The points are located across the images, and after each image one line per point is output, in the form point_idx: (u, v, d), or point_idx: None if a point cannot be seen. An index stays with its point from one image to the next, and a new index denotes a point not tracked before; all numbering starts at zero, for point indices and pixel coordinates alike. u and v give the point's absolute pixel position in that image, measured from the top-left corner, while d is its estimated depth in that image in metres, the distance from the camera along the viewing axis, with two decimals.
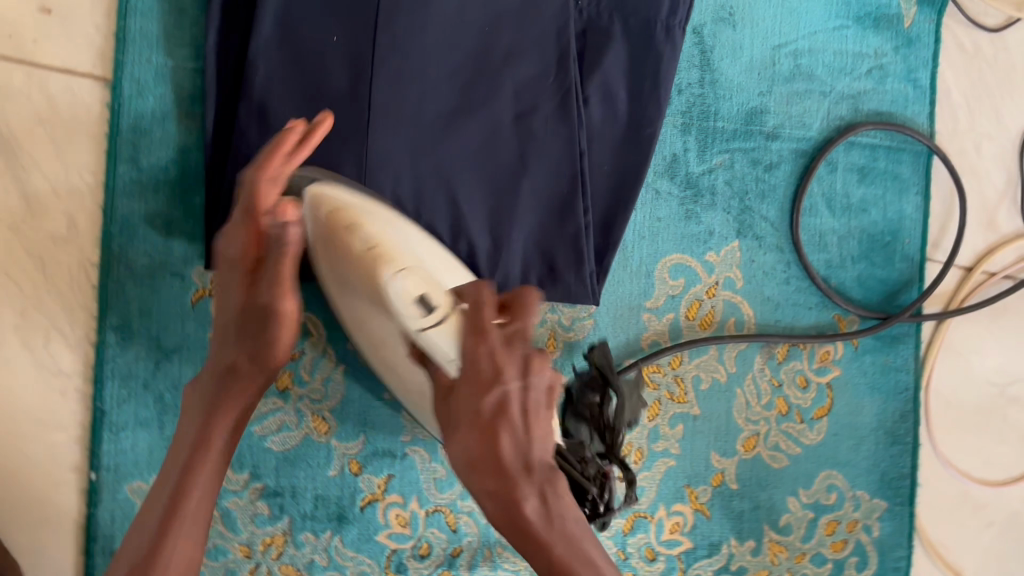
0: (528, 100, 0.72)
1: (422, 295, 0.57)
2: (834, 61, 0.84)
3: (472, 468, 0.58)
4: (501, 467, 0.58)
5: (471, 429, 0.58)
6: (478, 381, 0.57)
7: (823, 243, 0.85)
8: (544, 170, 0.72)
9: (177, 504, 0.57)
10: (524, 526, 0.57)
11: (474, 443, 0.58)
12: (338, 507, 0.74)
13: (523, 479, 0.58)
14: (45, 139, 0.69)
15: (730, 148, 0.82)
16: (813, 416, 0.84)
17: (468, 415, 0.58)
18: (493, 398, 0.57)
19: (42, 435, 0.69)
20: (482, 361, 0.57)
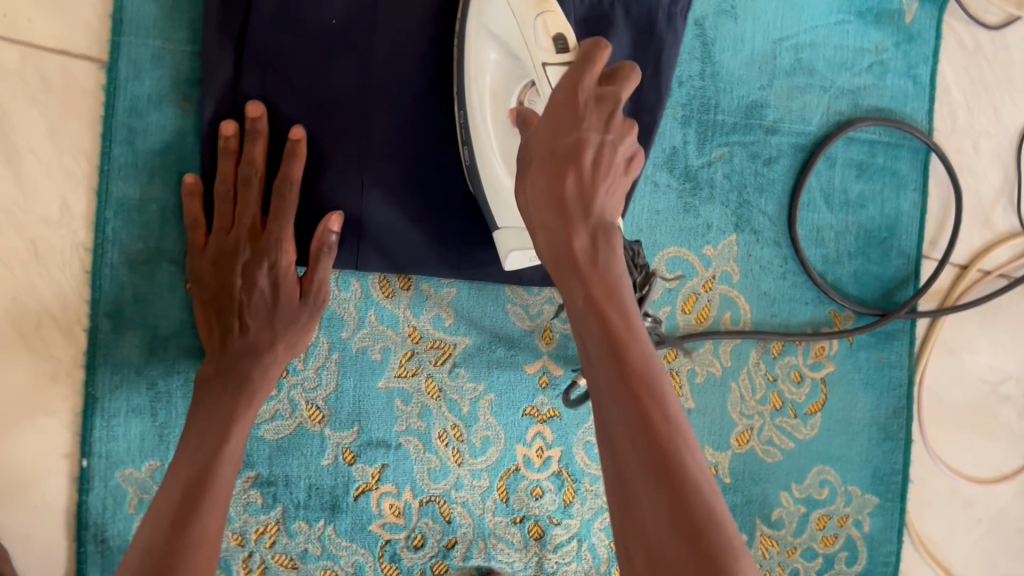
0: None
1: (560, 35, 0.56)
2: (835, 56, 0.84)
3: (535, 206, 0.53)
4: (561, 202, 0.52)
5: (545, 172, 0.53)
6: (560, 125, 0.52)
7: (821, 238, 0.85)
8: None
9: (203, 482, 0.58)
10: (574, 267, 0.51)
11: (546, 177, 0.53)
12: (332, 496, 0.74)
13: (581, 218, 0.52)
14: (39, 120, 0.68)
15: (730, 141, 0.82)
16: (807, 411, 0.84)
17: (547, 153, 0.53)
18: (570, 139, 0.52)
19: (34, 421, 0.68)
20: (573, 102, 0.52)
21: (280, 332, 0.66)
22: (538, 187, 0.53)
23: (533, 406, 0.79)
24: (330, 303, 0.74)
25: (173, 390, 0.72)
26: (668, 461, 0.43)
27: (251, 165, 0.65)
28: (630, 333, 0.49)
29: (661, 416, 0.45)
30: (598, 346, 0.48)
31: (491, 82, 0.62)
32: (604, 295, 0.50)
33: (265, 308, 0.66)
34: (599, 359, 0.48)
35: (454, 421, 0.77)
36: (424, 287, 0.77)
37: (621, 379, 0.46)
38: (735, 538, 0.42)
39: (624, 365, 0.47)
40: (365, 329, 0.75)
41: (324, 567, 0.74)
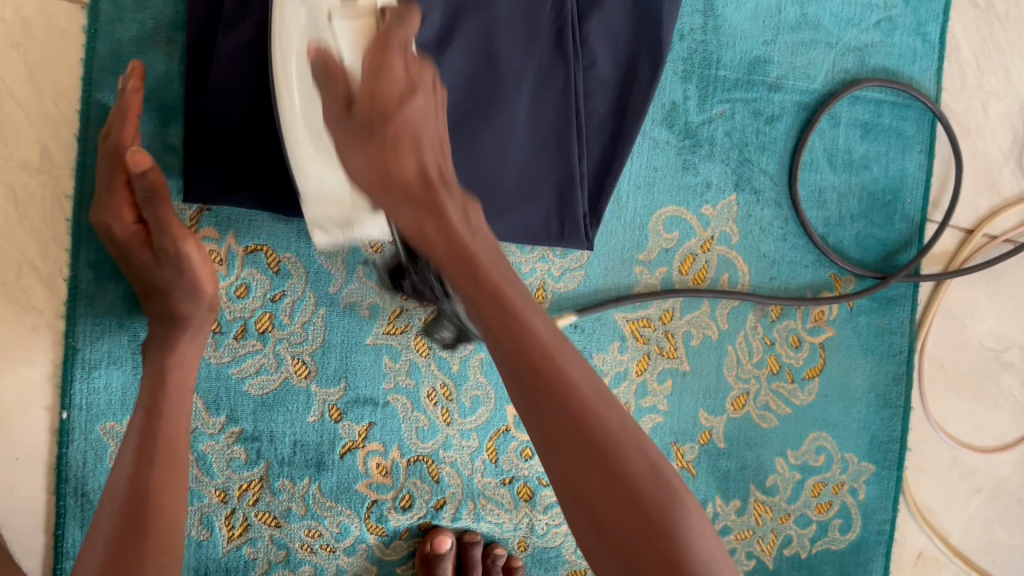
0: (517, 40, 0.71)
1: None
2: (842, 12, 0.81)
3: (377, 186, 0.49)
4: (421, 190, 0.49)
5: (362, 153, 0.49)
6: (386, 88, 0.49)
7: (822, 200, 0.82)
8: (533, 106, 0.72)
9: (149, 444, 0.52)
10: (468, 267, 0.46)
11: (374, 160, 0.49)
12: (317, 453, 0.73)
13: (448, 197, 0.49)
14: (18, 64, 0.66)
15: (732, 98, 0.79)
16: (804, 376, 0.83)
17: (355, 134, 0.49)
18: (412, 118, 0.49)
19: (12, 371, 0.67)
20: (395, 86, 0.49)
21: (163, 288, 0.60)
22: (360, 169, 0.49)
23: None
24: (318, 257, 0.73)
25: None
26: (613, 468, 0.39)
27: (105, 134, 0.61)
28: (532, 312, 0.44)
29: (593, 409, 0.40)
30: (502, 344, 0.43)
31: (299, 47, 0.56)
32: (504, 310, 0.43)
33: (141, 270, 0.60)
34: (503, 364, 0.42)
35: (443, 379, 0.76)
36: None
37: (538, 389, 0.41)
38: (700, 533, 0.39)
39: (536, 366, 0.41)
40: (353, 284, 0.74)
41: (308, 527, 0.73)
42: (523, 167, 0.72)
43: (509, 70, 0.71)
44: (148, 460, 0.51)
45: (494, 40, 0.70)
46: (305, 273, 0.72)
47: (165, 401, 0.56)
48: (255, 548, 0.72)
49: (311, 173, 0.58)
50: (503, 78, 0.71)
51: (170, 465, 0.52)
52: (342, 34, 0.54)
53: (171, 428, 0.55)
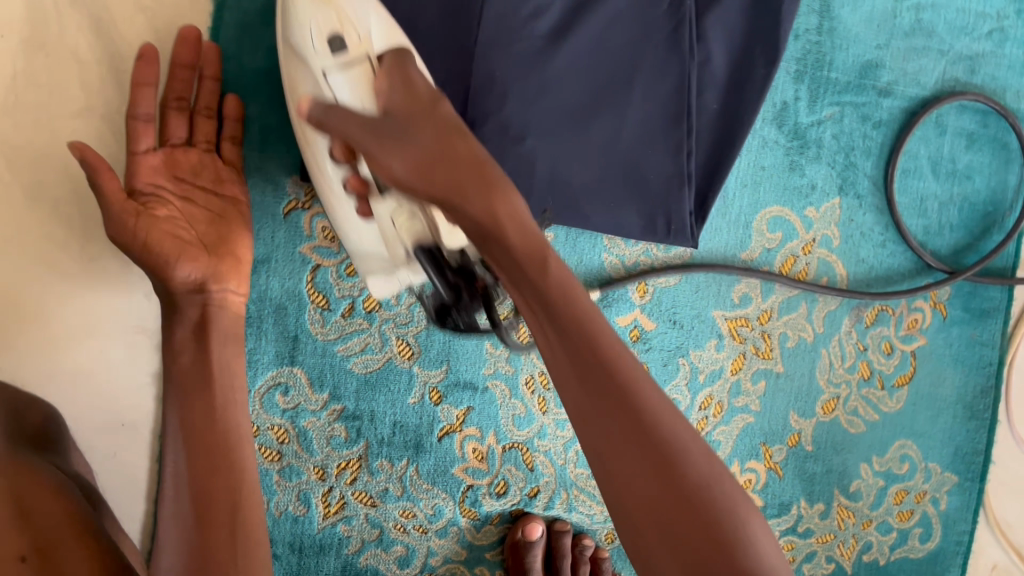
0: (632, 32, 0.71)
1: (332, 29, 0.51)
2: (956, 19, 0.81)
3: (429, 184, 0.46)
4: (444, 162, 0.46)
5: (401, 155, 0.47)
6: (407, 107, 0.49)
7: (923, 208, 0.82)
8: (645, 98, 0.72)
9: (198, 467, 0.52)
10: (535, 284, 0.43)
11: (412, 152, 0.47)
12: (416, 435, 0.73)
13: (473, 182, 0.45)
14: (144, 28, 0.65)
15: (841, 101, 0.79)
16: (894, 383, 0.83)
17: (396, 136, 0.47)
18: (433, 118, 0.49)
19: (123, 337, 0.68)
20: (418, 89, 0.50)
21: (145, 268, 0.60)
22: (415, 179, 0.46)
23: None
24: None
25: (264, 316, 0.69)
26: (688, 492, 0.38)
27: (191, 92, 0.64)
28: (601, 325, 0.42)
29: (668, 429, 0.39)
30: (570, 349, 0.41)
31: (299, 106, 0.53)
32: (581, 332, 0.41)
33: None
34: (571, 380, 0.41)
35: (541, 367, 0.75)
36: None
37: (609, 410, 0.39)
38: (751, 523, 0.38)
39: (606, 368, 0.40)
40: None
41: (403, 508, 0.73)
42: (628, 162, 0.72)
43: (621, 66, 0.71)
44: (198, 488, 0.51)
45: (608, 34, 0.70)
46: None
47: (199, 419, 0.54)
48: (350, 526, 0.72)
49: (361, 234, 0.55)
50: (619, 71, 0.71)
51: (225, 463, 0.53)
52: (345, 88, 0.51)
53: (212, 446, 0.53)
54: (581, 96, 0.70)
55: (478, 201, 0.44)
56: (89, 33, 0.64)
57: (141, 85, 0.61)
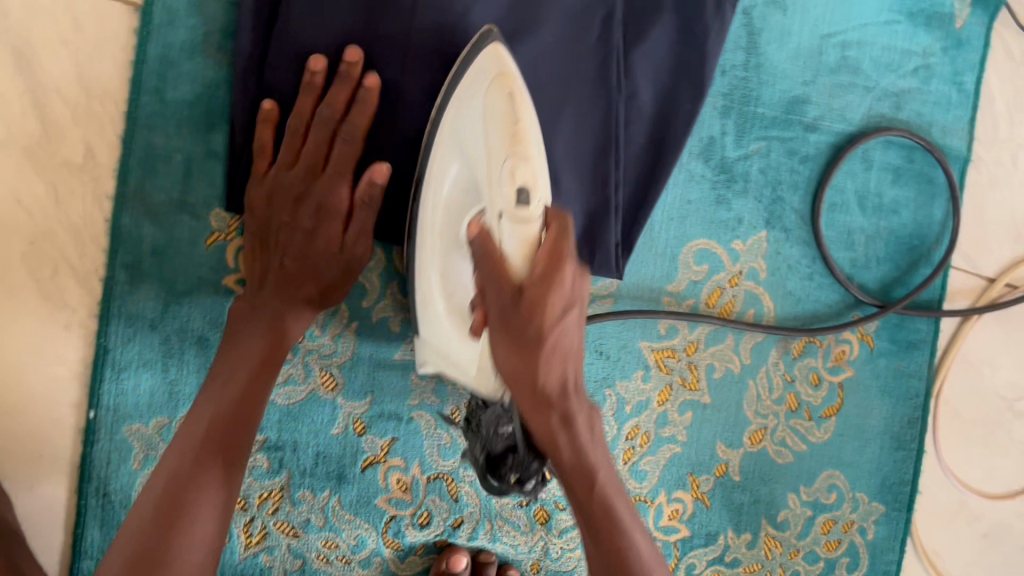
0: (567, 50, 0.69)
1: (523, 187, 0.46)
2: (882, 57, 0.82)
3: (514, 384, 0.48)
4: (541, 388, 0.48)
5: (508, 350, 0.48)
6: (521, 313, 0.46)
7: (850, 241, 0.83)
8: (578, 115, 0.70)
9: (209, 450, 0.55)
10: (582, 502, 0.52)
11: (524, 361, 0.47)
12: (339, 465, 0.73)
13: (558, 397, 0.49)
14: (68, 62, 0.66)
15: (768, 135, 0.80)
16: (821, 415, 0.84)
17: (517, 339, 0.47)
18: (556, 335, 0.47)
19: (41, 367, 0.67)
20: (554, 302, 0.46)
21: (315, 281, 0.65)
22: (510, 369, 0.48)
23: None
24: None
25: (185, 347, 0.70)
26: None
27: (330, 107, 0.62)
28: (614, 538, 0.52)
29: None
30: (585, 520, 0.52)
31: (453, 198, 0.55)
32: (601, 514, 0.52)
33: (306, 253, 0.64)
34: (595, 558, 0.52)
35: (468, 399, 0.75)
36: None
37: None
38: None
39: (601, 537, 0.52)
40: (386, 300, 0.73)
41: (325, 538, 0.73)
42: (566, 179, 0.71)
43: (548, 96, 0.69)
44: (191, 470, 0.53)
45: (540, 51, 0.68)
46: None
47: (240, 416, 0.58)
48: (272, 557, 0.72)
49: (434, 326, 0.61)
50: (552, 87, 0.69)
51: (249, 432, 0.58)
52: (506, 239, 0.46)
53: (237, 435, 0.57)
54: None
55: (541, 421, 0.49)
56: (11, 67, 0.65)
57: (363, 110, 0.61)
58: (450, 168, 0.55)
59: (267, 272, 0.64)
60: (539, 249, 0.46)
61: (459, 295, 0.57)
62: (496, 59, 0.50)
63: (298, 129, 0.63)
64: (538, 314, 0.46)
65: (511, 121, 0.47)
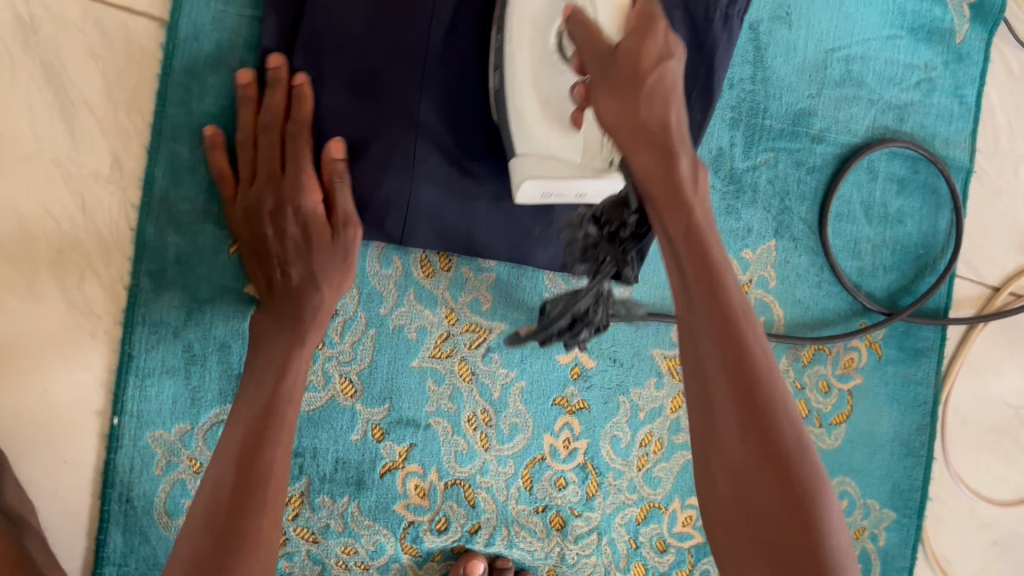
0: None
1: None
2: (885, 71, 0.84)
3: (621, 134, 0.46)
4: (638, 123, 0.45)
5: (609, 97, 0.46)
6: (613, 64, 0.46)
7: (857, 250, 0.85)
8: None
9: (251, 461, 0.55)
10: (676, 240, 0.45)
11: (625, 105, 0.45)
12: (358, 471, 0.74)
13: (660, 134, 0.46)
14: (96, 75, 0.68)
15: (775, 147, 0.82)
16: (831, 421, 0.84)
17: (613, 81, 0.46)
18: (656, 79, 0.45)
19: (68, 375, 0.68)
20: (651, 46, 0.46)
21: (318, 272, 0.65)
22: (614, 120, 0.46)
23: (563, 397, 0.78)
24: (371, 278, 0.74)
25: (208, 355, 0.71)
26: (774, 451, 0.41)
27: (271, 111, 0.64)
28: (723, 281, 0.44)
29: (762, 363, 0.42)
30: (682, 265, 0.45)
31: (534, 12, 0.58)
32: (698, 260, 0.45)
33: (299, 251, 0.65)
34: (694, 332, 0.44)
35: (484, 405, 0.77)
36: (464, 270, 0.76)
37: (720, 358, 0.43)
38: (789, 411, 0.42)
39: (703, 275, 0.44)
40: (403, 307, 0.75)
41: (344, 544, 0.73)
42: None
43: None
44: (230, 481, 0.53)
45: None
46: (358, 294, 0.73)
47: (279, 422, 0.58)
48: (291, 563, 0.72)
49: (532, 132, 0.59)
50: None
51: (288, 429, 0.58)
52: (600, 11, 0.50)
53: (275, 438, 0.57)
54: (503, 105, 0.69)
55: (645, 157, 0.46)
56: (40, 79, 0.67)
57: (300, 99, 0.64)
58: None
59: (272, 283, 0.66)
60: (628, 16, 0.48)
61: (555, 102, 0.58)
62: None
63: (248, 140, 0.66)
64: (634, 59, 0.45)
65: None
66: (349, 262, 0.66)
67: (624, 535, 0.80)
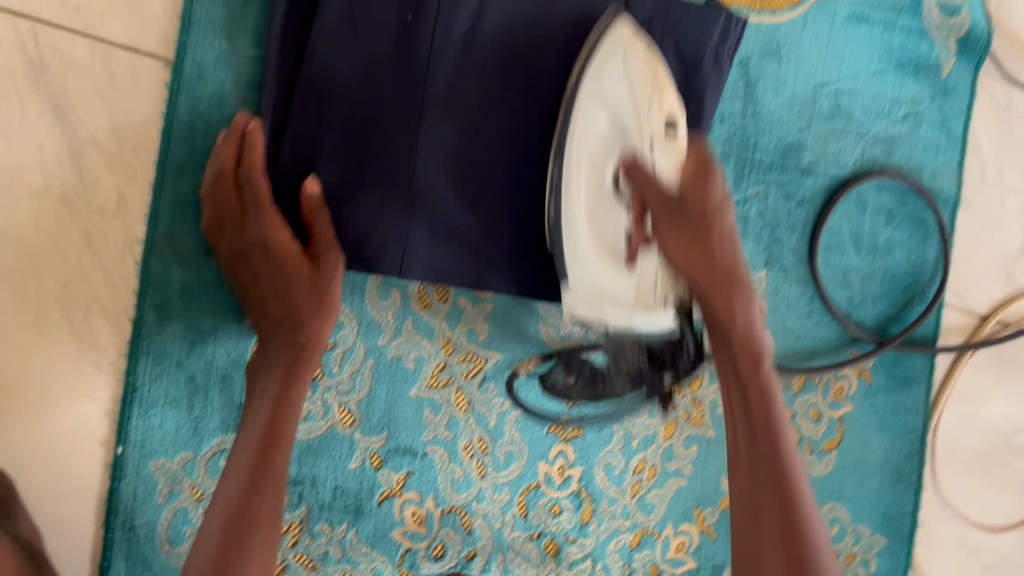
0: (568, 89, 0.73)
1: (670, 122, 0.60)
2: (872, 105, 0.86)
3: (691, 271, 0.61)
4: (712, 277, 0.62)
5: (680, 240, 0.60)
6: (685, 206, 0.60)
7: (846, 280, 0.87)
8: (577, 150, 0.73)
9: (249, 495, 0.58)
10: (750, 388, 0.63)
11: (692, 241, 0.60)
12: (356, 499, 0.75)
13: (723, 290, 0.62)
14: (103, 113, 0.70)
15: (766, 180, 0.84)
16: (822, 448, 0.86)
17: (688, 226, 0.60)
18: (718, 228, 0.61)
19: (73, 406, 0.70)
20: (715, 193, 0.60)
21: (300, 309, 0.68)
22: (680, 260, 0.60)
23: (558, 425, 0.80)
24: (370, 309, 0.75)
25: (210, 385, 0.73)
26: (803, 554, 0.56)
27: (229, 161, 0.68)
28: (780, 425, 0.61)
29: (798, 483, 0.59)
30: (746, 410, 0.63)
31: (595, 145, 0.62)
32: (762, 407, 0.62)
33: (278, 291, 0.68)
34: (746, 459, 0.62)
35: (480, 434, 0.78)
36: (460, 301, 0.78)
37: (768, 480, 0.59)
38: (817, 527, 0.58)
39: (758, 418, 0.62)
40: (401, 337, 0.76)
41: (343, 570, 0.75)
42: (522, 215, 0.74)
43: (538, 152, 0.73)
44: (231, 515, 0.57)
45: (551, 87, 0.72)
46: (356, 324, 0.75)
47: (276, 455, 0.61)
48: None
49: (586, 266, 0.63)
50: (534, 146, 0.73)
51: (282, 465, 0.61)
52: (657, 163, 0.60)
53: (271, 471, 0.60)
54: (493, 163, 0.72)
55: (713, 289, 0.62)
56: (49, 119, 0.69)
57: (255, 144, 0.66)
58: (599, 113, 0.61)
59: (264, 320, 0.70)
60: (685, 165, 0.61)
61: (609, 244, 0.63)
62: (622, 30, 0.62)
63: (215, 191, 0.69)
64: (699, 206, 0.60)
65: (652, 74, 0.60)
66: (330, 292, 0.69)
67: (618, 560, 0.81)
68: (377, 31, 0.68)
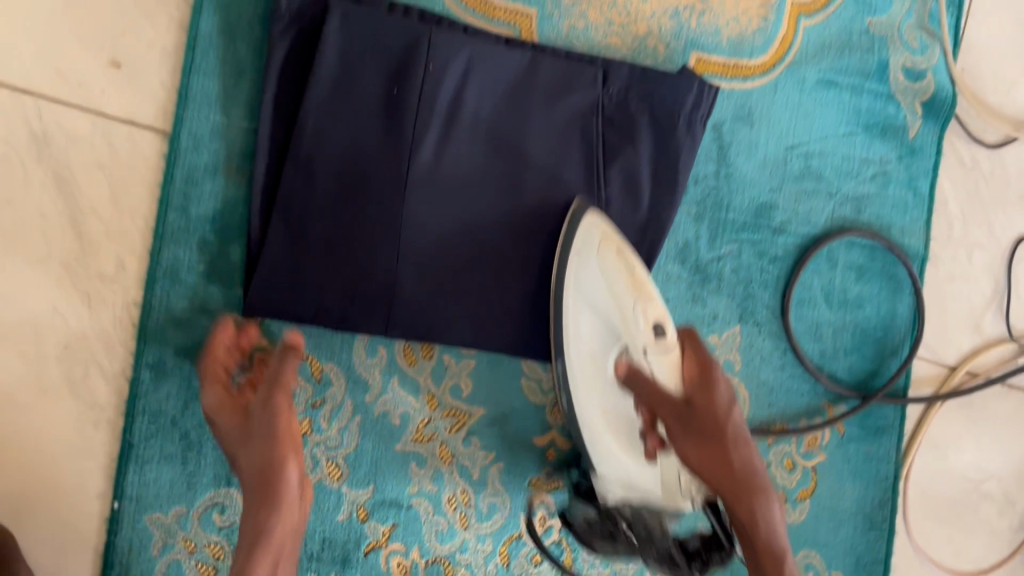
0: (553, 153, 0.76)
1: (659, 322, 0.65)
2: (842, 164, 0.89)
3: (707, 472, 0.67)
4: (727, 471, 0.67)
5: (698, 448, 0.66)
6: (693, 412, 0.66)
7: (819, 334, 0.90)
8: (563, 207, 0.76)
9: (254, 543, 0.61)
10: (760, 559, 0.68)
11: (705, 447, 0.66)
12: (344, 550, 0.78)
13: (739, 480, 0.67)
14: (103, 183, 0.73)
15: (739, 238, 0.87)
16: (796, 497, 0.89)
17: (699, 430, 0.66)
18: (728, 422, 0.67)
19: (72, 462, 0.73)
20: (717, 395, 0.66)
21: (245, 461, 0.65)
22: (700, 463, 0.66)
23: (538, 477, 0.83)
24: (358, 367, 0.79)
25: (204, 441, 0.76)
26: None
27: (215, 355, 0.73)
28: None
29: None
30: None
31: (589, 346, 0.70)
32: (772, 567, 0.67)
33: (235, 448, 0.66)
34: None
35: (463, 486, 0.81)
36: (445, 357, 0.81)
37: None
38: None
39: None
40: (388, 394, 0.79)
41: None
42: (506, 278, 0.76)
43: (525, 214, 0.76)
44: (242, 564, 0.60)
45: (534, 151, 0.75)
46: (344, 382, 0.78)
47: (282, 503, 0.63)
48: None
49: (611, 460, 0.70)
50: (520, 210, 0.75)
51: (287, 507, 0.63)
52: (658, 367, 0.65)
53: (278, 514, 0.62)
54: (480, 227, 0.75)
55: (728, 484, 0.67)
56: (53, 190, 0.73)
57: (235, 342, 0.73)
58: (586, 319, 0.70)
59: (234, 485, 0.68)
60: (685, 365, 0.67)
61: (623, 430, 0.70)
62: (593, 224, 0.70)
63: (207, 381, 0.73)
64: (704, 410, 0.66)
65: (629, 273, 0.67)
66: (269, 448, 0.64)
67: None
68: (364, 102, 0.72)
